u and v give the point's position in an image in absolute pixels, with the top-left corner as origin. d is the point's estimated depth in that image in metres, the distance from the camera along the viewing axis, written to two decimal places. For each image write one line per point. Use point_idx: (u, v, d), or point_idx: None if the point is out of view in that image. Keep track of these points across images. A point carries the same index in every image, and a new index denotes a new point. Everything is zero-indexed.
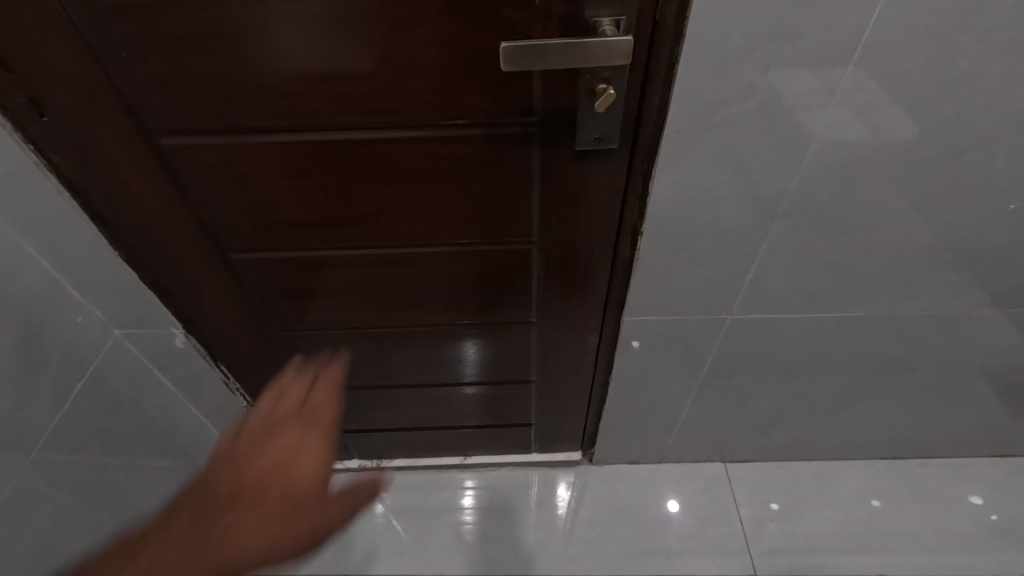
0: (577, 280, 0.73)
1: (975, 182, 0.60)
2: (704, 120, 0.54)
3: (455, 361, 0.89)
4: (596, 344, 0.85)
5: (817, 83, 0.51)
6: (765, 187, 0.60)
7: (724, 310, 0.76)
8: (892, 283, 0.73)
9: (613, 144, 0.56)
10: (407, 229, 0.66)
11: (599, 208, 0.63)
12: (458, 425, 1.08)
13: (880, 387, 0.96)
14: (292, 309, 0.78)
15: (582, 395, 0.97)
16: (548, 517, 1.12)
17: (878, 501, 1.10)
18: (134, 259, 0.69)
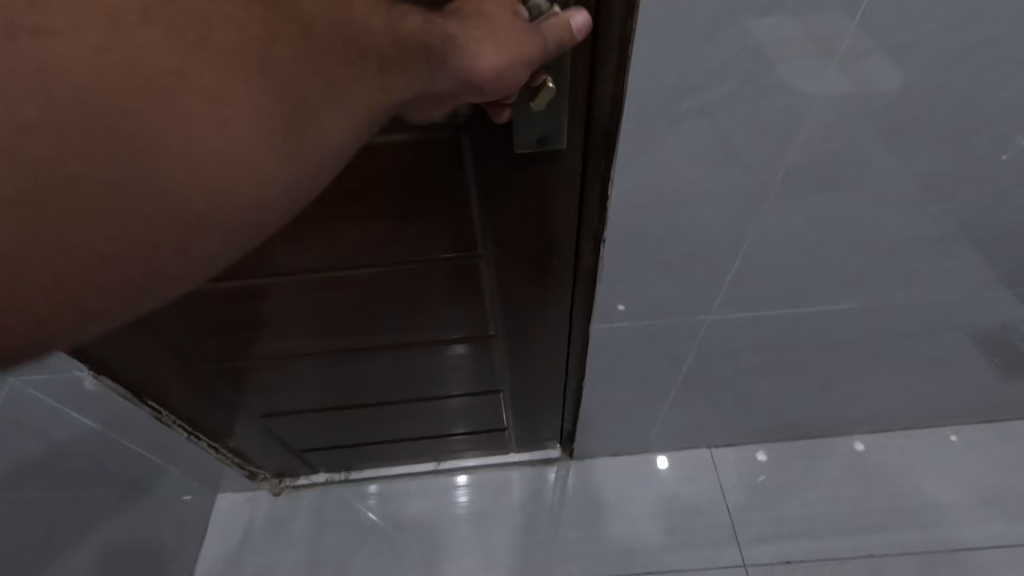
0: (538, 293, 0.64)
1: (988, 159, 0.52)
2: (672, 110, 0.44)
3: (418, 376, 0.82)
4: (565, 353, 0.77)
5: (808, 57, 0.42)
6: (747, 182, 0.51)
7: (703, 311, 0.69)
8: (888, 272, 0.66)
9: (558, 145, 0.46)
10: (335, 252, 0.57)
11: (552, 217, 0.54)
12: (430, 435, 1.02)
13: (871, 368, 0.90)
14: (225, 338, 0.70)
15: (556, 400, 0.90)
16: (531, 518, 1.07)
17: (860, 441, 1.11)
18: None
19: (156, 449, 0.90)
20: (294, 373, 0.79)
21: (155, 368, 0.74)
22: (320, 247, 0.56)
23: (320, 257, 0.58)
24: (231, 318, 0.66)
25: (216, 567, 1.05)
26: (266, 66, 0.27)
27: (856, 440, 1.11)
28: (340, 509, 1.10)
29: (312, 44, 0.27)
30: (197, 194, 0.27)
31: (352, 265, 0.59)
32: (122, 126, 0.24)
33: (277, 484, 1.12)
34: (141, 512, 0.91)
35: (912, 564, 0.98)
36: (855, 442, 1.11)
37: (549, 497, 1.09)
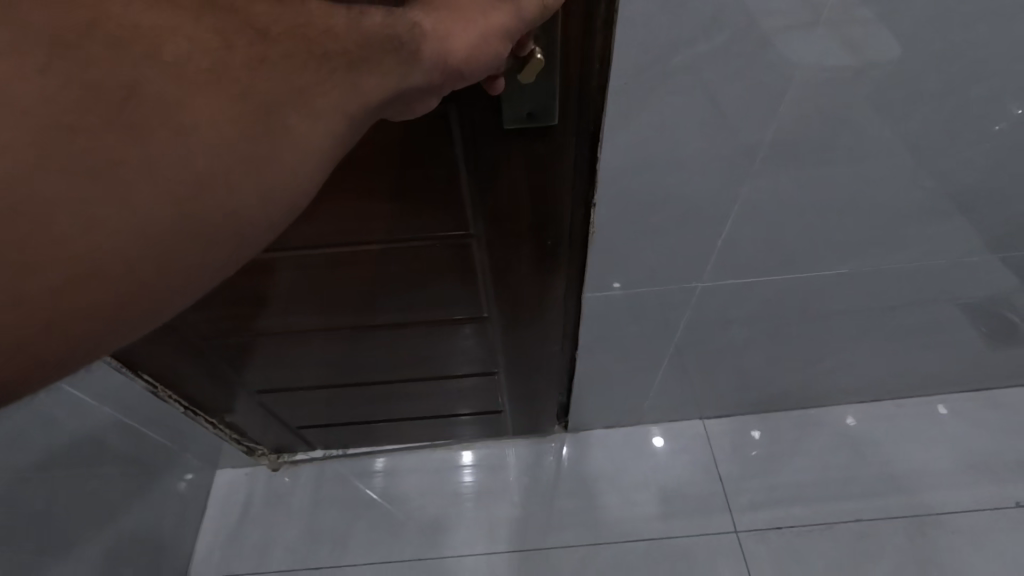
0: (530, 272, 0.64)
1: (979, 120, 0.52)
2: (661, 67, 0.44)
3: (412, 356, 0.83)
4: (559, 332, 0.78)
5: (798, 12, 0.41)
6: (737, 144, 0.51)
7: (694, 279, 0.69)
8: (879, 238, 0.66)
9: (546, 118, 0.46)
10: (327, 228, 0.57)
11: (540, 192, 0.53)
12: (427, 415, 1.03)
13: (862, 337, 0.91)
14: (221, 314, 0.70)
15: (551, 380, 0.91)
16: (527, 489, 1.09)
17: (852, 415, 1.12)
18: None
19: (154, 425, 0.91)
20: (290, 351, 0.79)
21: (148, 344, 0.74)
22: (310, 222, 0.56)
23: (313, 234, 0.57)
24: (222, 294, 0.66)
25: (217, 540, 1.06)
26: (227, 75, 0.29)
27: (848, 414, 1.12)
28: (338, 483, 1.12)
29: (273, 52, 0.30)
30: (162, 198, 0.29)
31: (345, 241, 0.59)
32: (88, 138, 0.27)
33: (275, 459, 1.13)
34: (142, 487, 0.92)
35: (899, 527, 1.00)
36: (846, 416, 1.12)
37: (545, 469, 1.10)
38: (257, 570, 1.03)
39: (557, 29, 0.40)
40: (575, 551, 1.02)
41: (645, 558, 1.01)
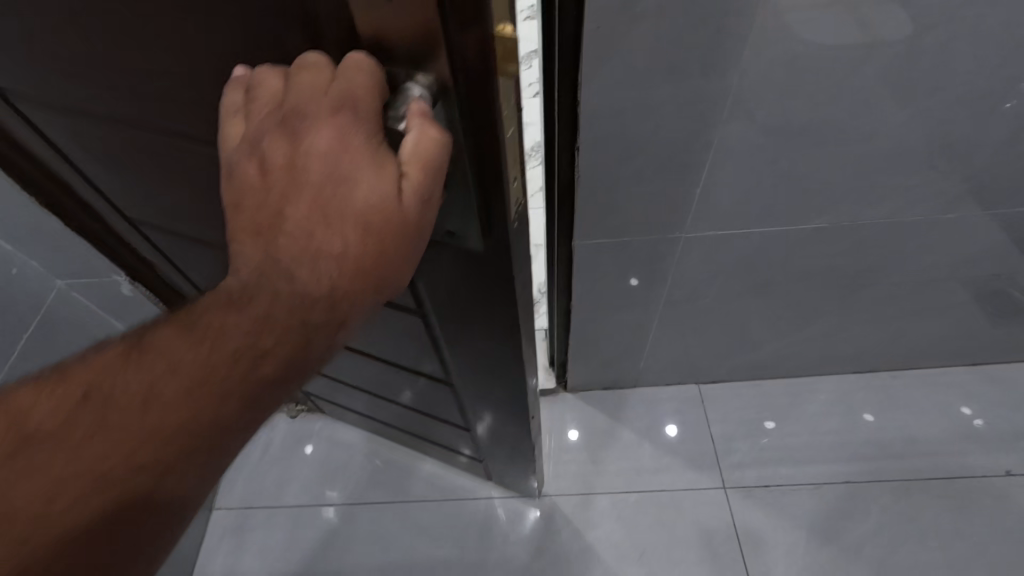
0: (486, 360, 0.64)
1: (937, 72, 0.56)
2: (627, 12, 0.49)
3: (397, 386, 0.86)
4: (522, 419, 0.75)
5: None
6: (704, 89, 0.56)
7: (677, 230, 0.75)
8: (851, 192, 0.71)
9: (465, 239, 0.45)
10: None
11: (478, 299, 0.53)
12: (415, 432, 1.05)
13: (849, 300, 0.95)
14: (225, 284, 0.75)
15: (525, 456, 0.88)
16: None
17: (870, 413, 1.11)
18: (53, 207, 0.66)
19: None
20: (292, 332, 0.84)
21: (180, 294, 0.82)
22: None
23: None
24: None
25: (238, 477, 1.15)
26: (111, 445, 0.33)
27: (867, 412, 1.12)
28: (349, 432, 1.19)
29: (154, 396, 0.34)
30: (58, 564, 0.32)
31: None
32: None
33: (293, 408, 1.20)
34: None
35: (885, 489, 1.03)
36: (866, 414, 1.11)
37: (548, 442, 1.14)
38: (274, 504, 1.11)
39: (469, 154, 0.38)
40: (568, 500, 1.08)
41: (635, 507, 1.06)
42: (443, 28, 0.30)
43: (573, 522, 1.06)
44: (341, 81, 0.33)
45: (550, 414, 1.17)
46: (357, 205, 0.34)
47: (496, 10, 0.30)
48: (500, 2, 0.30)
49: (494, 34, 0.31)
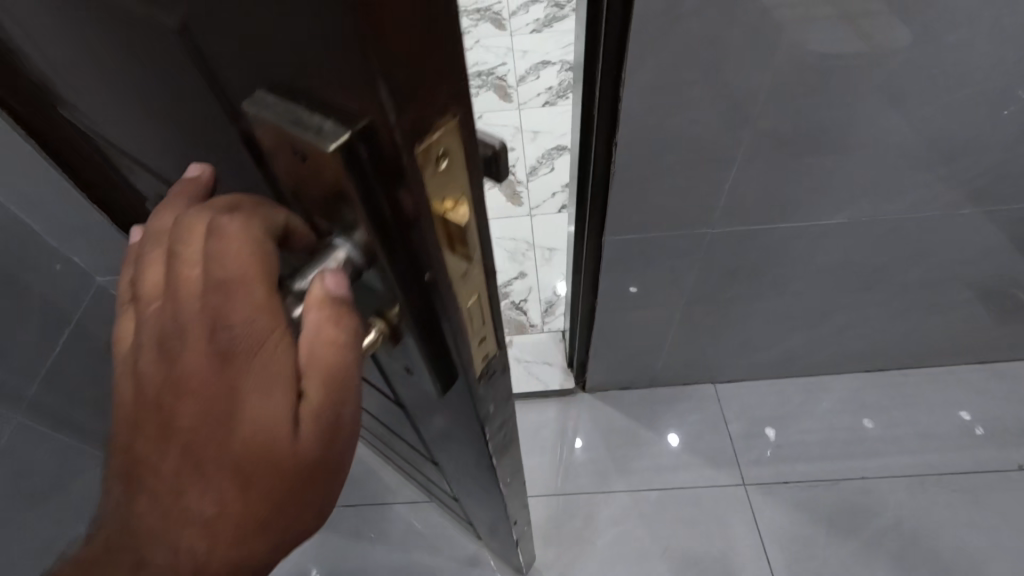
0: (461, 460, 0.59)
1: (954, 69, 0.60)
2: (672, 12, 0.52)
3: (389, 441, 0.82)
4: (506, 508, 0.70)
5: None
6: (738, 87, 0.60)
7: (705, 224, 0.79)
8: (869, 188, 0.75)
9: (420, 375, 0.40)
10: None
11: (445, 419, 0.48)
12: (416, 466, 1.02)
13: (865, 295, 0.98)
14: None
15: (514, 533, 0.83)
16: (541, 457, 1.14)
17: (869, 420, 1.13)
18: (107, 208, 0.68)
19: None
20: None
21: None
22: None
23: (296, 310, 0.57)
24: None
25: None
26: None
27: (865, 419, 1.13)
28: None
29: None
30: None
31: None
32: None
33: None
34: None
35: (902, 483, 1.05)
36: (865, 422, 1.13)
37: (564, 450, 1.15)
38: None
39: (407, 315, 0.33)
40: (590, 497, 1.09)
41: (658, 505, 1.07)
42: (359, 201, 0.26)
43: (596, 518, 1.07)
44: (214, 281, 0.28)
45: (564, 419, 1.18)
46: (238, 432, 0.28)
47: (432, 183, 0.27)
48: (439, 172, 0.26)
49: (433, 203, 0.27)
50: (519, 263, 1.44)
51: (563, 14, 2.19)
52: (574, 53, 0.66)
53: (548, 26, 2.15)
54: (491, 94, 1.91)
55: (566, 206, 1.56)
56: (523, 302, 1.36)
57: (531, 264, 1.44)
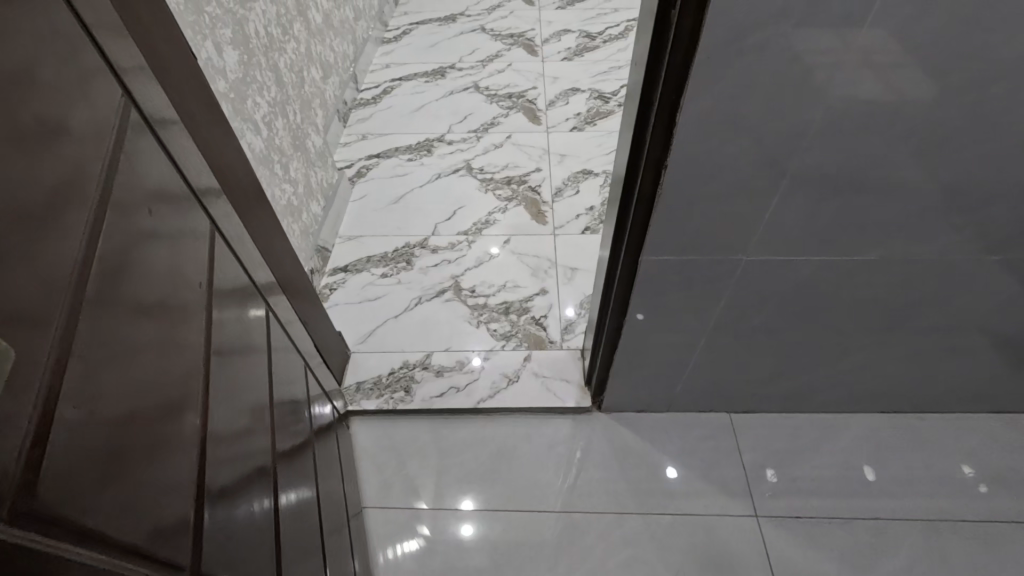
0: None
1: (992, 121, 0.63)
2: (734, 45, 0.55)
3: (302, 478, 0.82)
4: None
5: (839, 32, 0.54)
6: (788, 120, 0.63)
7: (740, 252, 0.81)
8: (902, 230, 0.78)
9: None
10: (191, 379, 0.55)
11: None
12: (348, 502, 1.04)
13: (887, 336, 0.99)
14: (257, 344, 0.76)
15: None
16: (546, 474, 1.15)
17: (870, 470, 1.13)
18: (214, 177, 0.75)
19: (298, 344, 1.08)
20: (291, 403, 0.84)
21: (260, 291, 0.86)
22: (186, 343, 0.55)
23: (197, 370, 0.57)
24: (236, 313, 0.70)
25: None
26: None
27: (869, 467, 1.13)
28: (384, 437, 1.21)
29: None
30: None
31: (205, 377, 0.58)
32: None
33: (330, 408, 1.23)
34: None
35: (916, 526, 1.05)
36: (866, 471, 1.13)
37: (573, 469, 1.15)
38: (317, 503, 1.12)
39: None
40: (601, 517, 1.09)
41: (668, 528, 1.07)
42: None
43: (607, 539, 1.06)
44: None
45: (575, 437, 1.19)
46: None
47: None
48: None
49: None
50: (541, 280, 1.46)
51: (594, 44, 2.27)
52: (631, 78, 0.69)
53: (579, 54, 2.22)
54: (521, 115, 1.96)
55: (589, 227, 1.59)
56: (543, 318, 1.38)
57: (552, 281, 1.46)
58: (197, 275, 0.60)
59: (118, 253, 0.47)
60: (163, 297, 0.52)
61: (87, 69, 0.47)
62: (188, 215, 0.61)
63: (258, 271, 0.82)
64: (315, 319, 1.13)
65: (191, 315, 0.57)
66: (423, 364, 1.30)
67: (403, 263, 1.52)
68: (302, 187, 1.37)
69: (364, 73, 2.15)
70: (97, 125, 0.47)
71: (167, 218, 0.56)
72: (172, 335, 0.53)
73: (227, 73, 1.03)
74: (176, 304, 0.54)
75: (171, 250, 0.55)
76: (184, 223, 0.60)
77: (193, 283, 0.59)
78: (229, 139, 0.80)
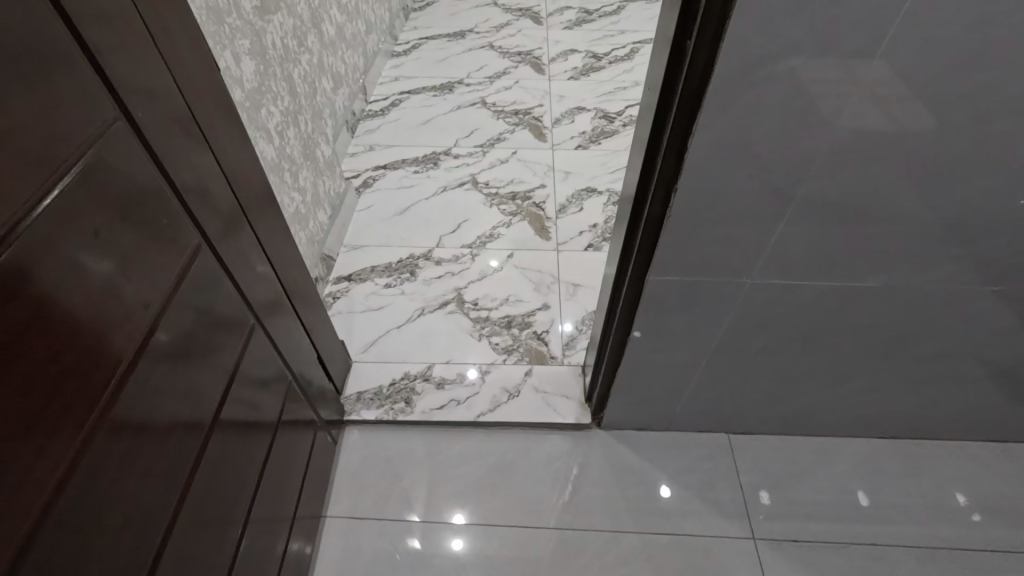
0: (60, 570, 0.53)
1: (993, 157, 0.65)
2: (748, 76, 0.57)
3: (246, 466, 0.84)
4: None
5: (850, 66, 0.56)
6: (798, 148, 0.64)
7: (746, 275, 0.83)
8: (905, 260, 0.80)
9: None
10: (91, 400, 0.55)
11: None
12: (301, 504, 1.03)
13: (886, 363, 1.01)
14: (219, 356, 0.76)
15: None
16: (542, 489, 1.15)
17: (864, 496, 1.13)
18: (230, 177, 0.77)
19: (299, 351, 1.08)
20: (248, 404, 0.85)
21: (259, 296, 0.87)
22: (121, 336, 0.58)
23: (129, 362, 0.60)
24: (204, 309, 0.72)
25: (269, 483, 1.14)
26: None
27: (862, 492, 1.13)
28: (381, 448, 1.21)
29: None
30: None
31: (110, 403, 0.57)
32: None
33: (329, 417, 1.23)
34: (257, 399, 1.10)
35: (913, 554, 1.05)
36: (860, 497, 1.13)
37: (569, 486, 1.15)
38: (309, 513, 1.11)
39: None
40: (598, 535, 1.09)
41: (666, 548, 1.07)
42: None
43: (603, 557, 1.06)
44: None
45: (573, 454, 1.19)
46: None
47: None
48: None
49: None
50: (544, 295, 1.47)
51: (599, 65, 2.31)
52: (643, 101, 0.70)
53: (585, 74, 2.26)
54: (527, 131, 1.99)
55: (593, 244, 1.60)
56: (545, 333, 1.39)
57: (555, 296, 1.47)
58: (149, 287, 0.62)
59: (60, 239, 0.50)
60: (102, 291, 0.55)
61: (75, 87, 0.51)
62: (159, 235, 0.63)
63: (245, 292, 0.83)
64: (319, 328, 1.13)
65: (117, 336, 0.58)
66: (424, 375, 1.30)
67: (406, 274, 1.52)
68: (310, 196, 1.38)
69: (374, 85, 2.18)
70: (60, 138, 0.50)
71: (135, 213, 0.59)
72: (78, 350, 0.53)
73: (245, 82, 1.05)
74: (97, 320, 0.55)
75: (128, 243, 0.59)
76: (152, 231, 0.62)
77: (133, 303, 0.60)
78: (244, 145, 0.81)
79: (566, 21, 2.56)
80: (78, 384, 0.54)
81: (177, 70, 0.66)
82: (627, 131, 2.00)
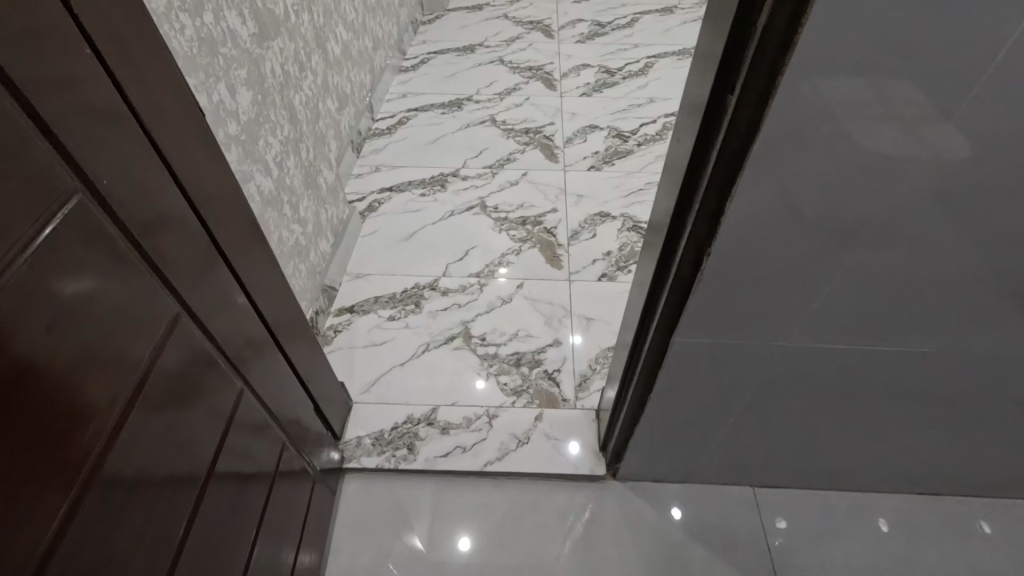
0: None
1: None
2: (799, 134, 0.49)
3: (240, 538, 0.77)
4: None
5: (920, 126, 0.48)
6: (852, 210, 0.56)
7: (783, 335, 0.74)
8: (962, 325, 0.71)
9: None
10: (43, 521, 0.46)
11: None
12: (298, 567, 0.96)
13: (929, 422, 0.93)
14: (205, 431, 0.68)
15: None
16: (554, 526, 1.09)
17: (884, 521, 1.09)
18: (211, 225, 0.68)
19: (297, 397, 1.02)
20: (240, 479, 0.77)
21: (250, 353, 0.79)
22: (81, 433, 0.49)
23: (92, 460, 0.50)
24: (185, 382, 0.63)
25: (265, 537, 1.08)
26: None
27: (882, 520, 1.09)
28: (383, 497, 1.14)
29: None
30: None
31: (72, 513, 0.48)
32: None
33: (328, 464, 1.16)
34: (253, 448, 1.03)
35: None
36: (879, 523, 1.09)
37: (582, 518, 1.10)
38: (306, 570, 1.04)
39: None
40: None
41: None
42: None
43: None
44: None
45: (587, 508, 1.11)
46: None
47: None
48: None
49: None
50: (555, 329, 1.40)
51: (613, 80, 2.24)
52: (674, 153, 0.64)
53: (598, 89, 2.19)
54: (538, 151, 1.92)
55: (606, 274, 1.53)
56: (556, 372, 1.31)
57: (567, 330, 1.40)
58: (116, 369, 0.52)
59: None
60: (53, 386, 0.46)
61: (15, 145, 0.42)
62: (130, 308, 0.54)
63: (235, 351, 0.74)
64: (316, 373, 1.07)
65: (79, 432, 0.49)
66: (428, 420, 1.23)
67: (411, 306, 1.46)
68: (311, 226, 1.32)
69: (380, 103, 2.12)
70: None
71: (97, 285, 0.50)
72: (26, 463, 0.44)
73: (240, 114, 0.99)
74: (59, 411, 0.47)
75: (88, 322, 0.49)
76: (119, 303, 0.52)
77: (97, 392, 0.50)
78: (230, 187, 0.72)
79: (577, 34, 2.49)
80: (51, 466, 0.46)
81: (147, 109, 0.56)
82: (642, 151, 1.93)
